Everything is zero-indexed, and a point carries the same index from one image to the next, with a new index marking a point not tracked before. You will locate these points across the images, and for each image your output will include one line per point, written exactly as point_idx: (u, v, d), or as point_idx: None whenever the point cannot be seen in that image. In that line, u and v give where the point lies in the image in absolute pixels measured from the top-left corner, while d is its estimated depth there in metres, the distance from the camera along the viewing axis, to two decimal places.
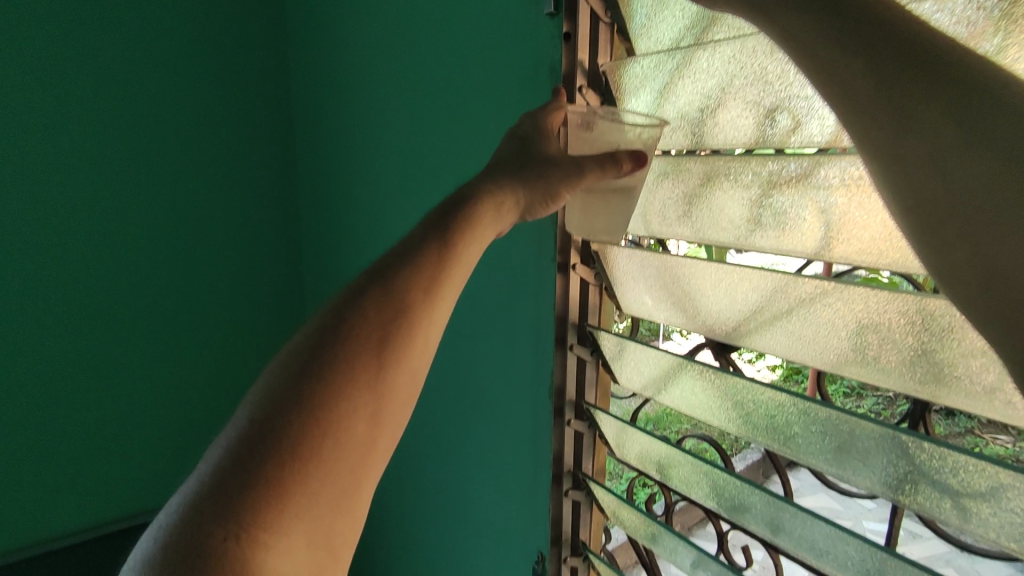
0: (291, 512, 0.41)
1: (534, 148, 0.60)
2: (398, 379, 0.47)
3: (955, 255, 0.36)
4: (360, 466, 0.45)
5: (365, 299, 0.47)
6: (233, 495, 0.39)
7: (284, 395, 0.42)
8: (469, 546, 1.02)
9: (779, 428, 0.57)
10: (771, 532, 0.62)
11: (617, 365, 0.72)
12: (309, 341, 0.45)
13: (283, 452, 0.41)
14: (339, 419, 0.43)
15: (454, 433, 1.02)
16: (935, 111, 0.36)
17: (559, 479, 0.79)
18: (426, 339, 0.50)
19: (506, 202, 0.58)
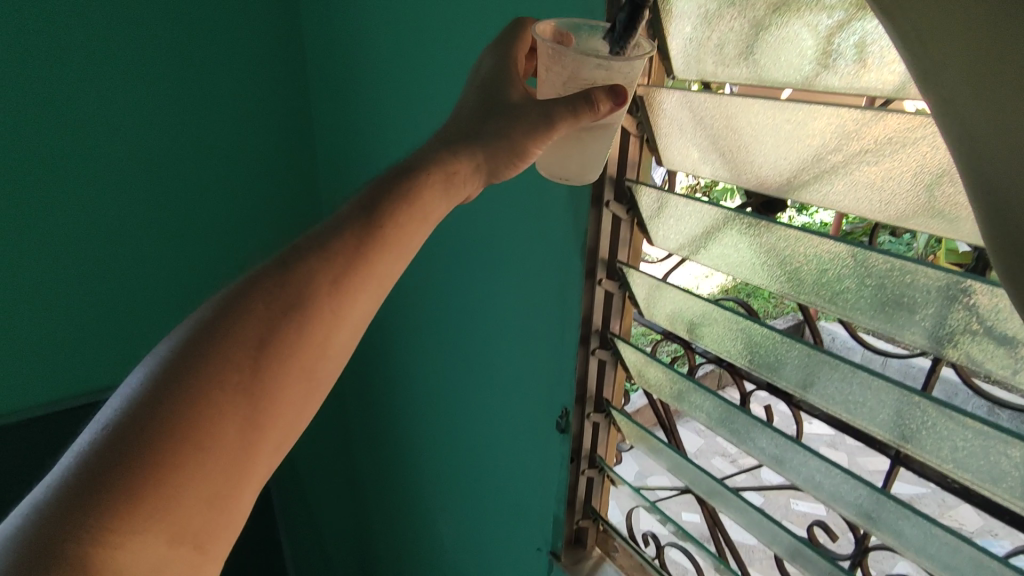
0: (166, 495, 0.45)
1: (498, 103, 0.61)
2: (288, 382, 0.51)
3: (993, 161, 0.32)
4: (245, 453, 0.49)
5: (256, 296, 0.51)
6: (105, 479, 0.43)
7: (163, 393, 0.46)
8: (494, 401, 1.03)
9: (828, 285, 0.55)
10: (801, 388, 0.62)
11: (653, 225, 0.70)
12: (196, 339, 0.49)
13: (156, 443, 0.44)
14: (210, 421, 0.47)
15: (474, 300, 1.00)
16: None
17: (587, 336, 0.80)
18: (330, 333, 0.53)
19: (460, 167, 0.60)
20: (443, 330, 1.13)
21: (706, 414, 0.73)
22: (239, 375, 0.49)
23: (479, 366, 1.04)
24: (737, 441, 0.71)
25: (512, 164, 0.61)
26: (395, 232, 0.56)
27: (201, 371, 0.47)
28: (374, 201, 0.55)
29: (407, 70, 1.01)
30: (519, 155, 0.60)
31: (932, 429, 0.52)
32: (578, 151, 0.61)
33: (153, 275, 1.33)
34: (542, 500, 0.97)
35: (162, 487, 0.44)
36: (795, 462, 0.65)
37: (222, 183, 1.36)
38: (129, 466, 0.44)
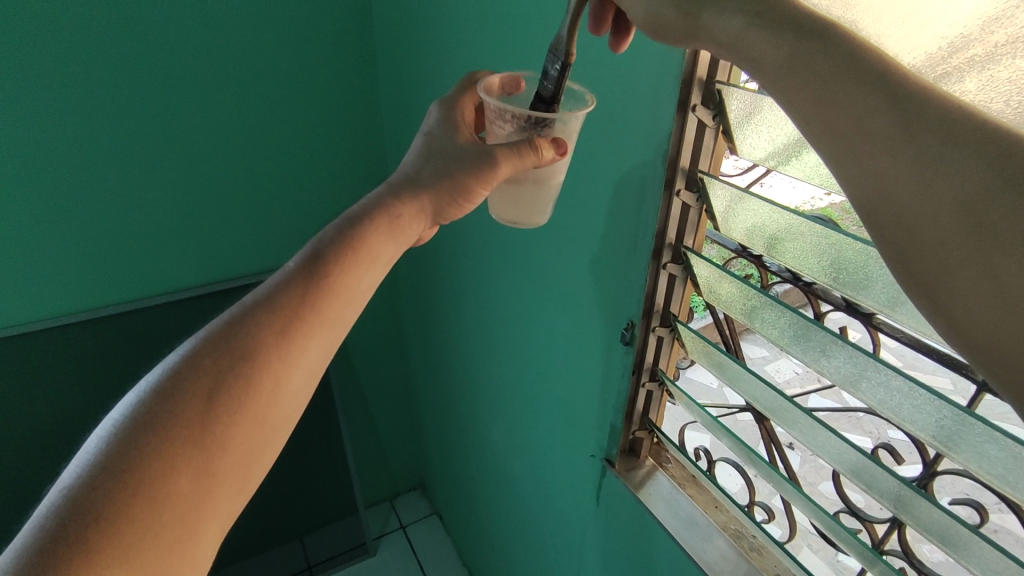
0: (128, 545, 0.44)
1: (447, 144, 0.66)
2: (240, 429, 0.52)
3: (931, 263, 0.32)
4: (197, 507, 0.49)
5: (203, 353, 0.53)
6: (69, 532, 0.42)
7: (123, 448, 0.47)
8: (548, 370, 1.05)
9: (893, 299, 0.52)
10: (845, 385, 0.60)
11: (726, 217, 0.67)
12: (152, 397, 0.50)
13: (115, 495, 0.45)
14: (166, 470, 0.47)
15: (532, 268, 1.01)
16: (885, 120, 0.33)
17: (649, 314, 0.78)
18: (275, 381, 0.55)
19: (403, 212, 0.65)
20: (500, 294, 1.15)
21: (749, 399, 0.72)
22: (188, 428, 0.50)
23: (535, 332, 1.06)
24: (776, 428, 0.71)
25: (455, 203, 0.66)
26: (340, 284, 0.60)
27: (160, 421, 0.49)
28: (316, 264, 0.59)
29: (471, 26, 0.95)
30: (460, 194, 0.65)
31: (968, 440, 0.51)
32: (525, 194, 0.67)
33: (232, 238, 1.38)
34: (589, 465, 1.00)
35: (133, 524, 0.45)
36: None
37: (294, 148, 1.35)
38: (91, 521, 0.43)
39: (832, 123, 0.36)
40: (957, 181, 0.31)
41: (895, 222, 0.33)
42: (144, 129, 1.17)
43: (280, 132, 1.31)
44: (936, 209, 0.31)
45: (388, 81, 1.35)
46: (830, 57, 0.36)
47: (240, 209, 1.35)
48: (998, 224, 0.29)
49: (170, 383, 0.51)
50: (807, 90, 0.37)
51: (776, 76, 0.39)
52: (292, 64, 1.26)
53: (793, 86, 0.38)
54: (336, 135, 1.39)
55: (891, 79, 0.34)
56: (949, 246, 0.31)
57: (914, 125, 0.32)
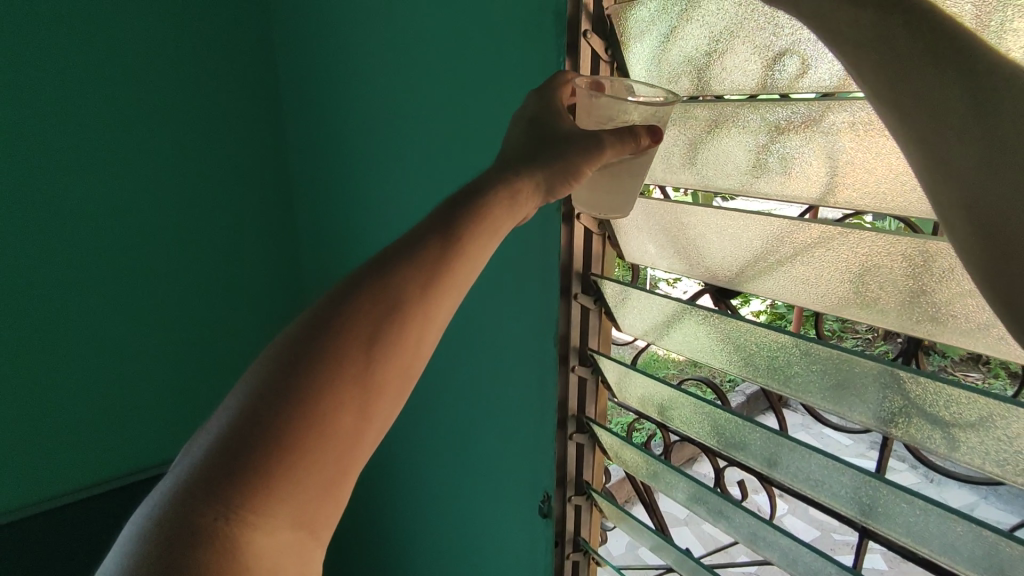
0: (281, 496, 0.43)
1: (549, 126, 0.61)
2: (389, 377, 0.48)
3: (982, 263, 0.37)
4: (347, 459, 0.47)
5: (365, 293, 0.48)
6: (230, 475, 0.42)
7: (284, 388, 0.44)
8: (473, 482, 1.06)
9: (780, 368, 0.60)
10: (767, 466, 0.65)
11: (619, 313, 0.75)
12: (304, 332, 0.47)
13: (280, 437, 0.43)
14: (327, 415, 0.45)
15: (455, 385, 1.05)
16: (982, 111, 0.35)
17: (564, 422, 0.82)
18: (422, 337, 0.50)
19: (522, 187, 0.57)
20: (426, 416, 1.18)
21: (682, 494, 0.76)
22: (352, 371, 0.46)
23: (461, 449, 1.08)
24: (714, 520, 0.73)
25: (568, 180, 0.59)
26: (477, 242, 0.54)
27: (322, 366, 0.45)
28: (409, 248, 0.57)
29: (392, 170, 1.11)
30: (571, 177, 0.59)
31: (888, 507, 0.55)
32: (616, 187, 0.61)
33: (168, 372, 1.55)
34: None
35: (259, 521, 0.42)
36: (768, 541, 0.67)
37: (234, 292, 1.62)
38: (251, 462, 0.42)
39: (925, 109, 0.37)
40: None
41: (961, 213, 0.37)
42: (123, 292, 1.44)
43: (172, 259, 1.49)
44: (1018, 192, 0.34)
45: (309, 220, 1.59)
46: (929, 37, 0.37)
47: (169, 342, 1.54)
48: None
49: (331, 322, 0.47)
50: (890, 67, 0.38)
51: (856, 43, 0.39)
52: (196, 206, 1.50)
53: (881, 54, 0.38)
54: (227, 256, 1.57)
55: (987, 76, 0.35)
56: (1018, 228, 0.35)
57: (1014, 123, 0.34)
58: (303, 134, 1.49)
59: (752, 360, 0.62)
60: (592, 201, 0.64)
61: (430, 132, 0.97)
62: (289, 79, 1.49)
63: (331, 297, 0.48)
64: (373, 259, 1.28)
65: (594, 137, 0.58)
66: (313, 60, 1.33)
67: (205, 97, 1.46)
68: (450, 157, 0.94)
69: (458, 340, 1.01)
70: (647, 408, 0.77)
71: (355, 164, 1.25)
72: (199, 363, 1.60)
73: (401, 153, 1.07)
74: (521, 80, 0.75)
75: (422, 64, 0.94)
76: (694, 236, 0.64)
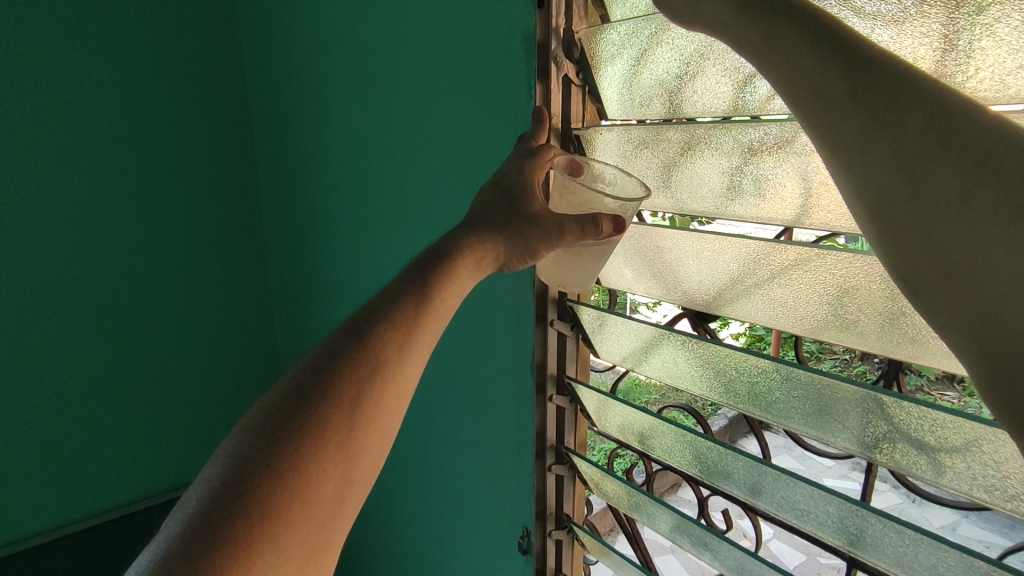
0: (262, 564, 0.42)
1: (517, 202, 0.62)
2: (371, 436, 0.49)
3: (916, 265, 0.35)
4: (328, 524, 0.46)
5: (343, 359, 0.49)
6: (208, 544, 0.40)
7: (264, 456, 0.44)
8: (451, 518, 1.02)
9: (761, 395, 0.58)
10: (752, 495, 0.63)
11: (597, 338, 0.73)
12: (286, 401, 0.47)
13: (264, 505, 0.42)
14: (311, 481, 0.45)
15: (429, 415, 1.02)
16: (894, 109, 0.35)
17: (542, 453, 0.79)
18: (400, 398, 0.51)
19: (487, 253, 0.60)
20: (398, 447, 1.13)
21: (666, 525, 0.73)
22: (336, 438, 0.47)
23: (435, 481, 1.04)
24: (699, 553, 0.71)
25: (523, 259, 0.61)
26: (444, 307, 0.56)
27: (305, 433, 0.46)
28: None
29: (364, 195, 1.07)
30: (529, 255, 0.60)
31: (876, 537, 0.54)
32: (579, 266, 0.61)
33: (133, 418, 1.41)
34: None
35: None
36: None
37: (201, 328, 1.49)
38: (233, 529, 0.41)
39: (836, 111, 0.37)
40: (966, 180, 0.33)
41: (889, 212, 0.36)
42: (86, 330, 1.31)
43: (137, 292, 1.37)
44: (970, 233, 0.33)
45: (277, 249, 1.52)
46: (830, 43, 0.37)
47: (131, 384, 1.39)
48: (996, 225, 0.32)
49: (311, 390, 0.47)
50: (796, 72, 0.38)
51: (783, 80, 0.39)
52: (160, 237, 1.38)
53: (823, 94, 0.37)
54: (193, 286, 1.46)
55: (894, 75, 0.35)
56: (979, 260, 0.32)
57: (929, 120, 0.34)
58: (270, 157, 1.42)
59: (732, 388, 0.61)
60: (558, 275, 0.64)
61: (403, 154, 0.94)
62: (256, 101, 1.43)
63: (309, 364, 0.49)
64: (344, 286, 1.24)
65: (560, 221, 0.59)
66: (281, 81, 1.28)
67: (165, 115, 1.34)
68: (423, 180, 0.91)
69: (430, 368, 0.97)
70: (626, 436, 0.75)
71: (323, 189, 1.22)
72: (164, 407, 1.46)
73: (372, 175, 1.04)
74: (494, 104, 0.74)
75: (394, 86, 0.92)
76: (669, 259, 0.63)
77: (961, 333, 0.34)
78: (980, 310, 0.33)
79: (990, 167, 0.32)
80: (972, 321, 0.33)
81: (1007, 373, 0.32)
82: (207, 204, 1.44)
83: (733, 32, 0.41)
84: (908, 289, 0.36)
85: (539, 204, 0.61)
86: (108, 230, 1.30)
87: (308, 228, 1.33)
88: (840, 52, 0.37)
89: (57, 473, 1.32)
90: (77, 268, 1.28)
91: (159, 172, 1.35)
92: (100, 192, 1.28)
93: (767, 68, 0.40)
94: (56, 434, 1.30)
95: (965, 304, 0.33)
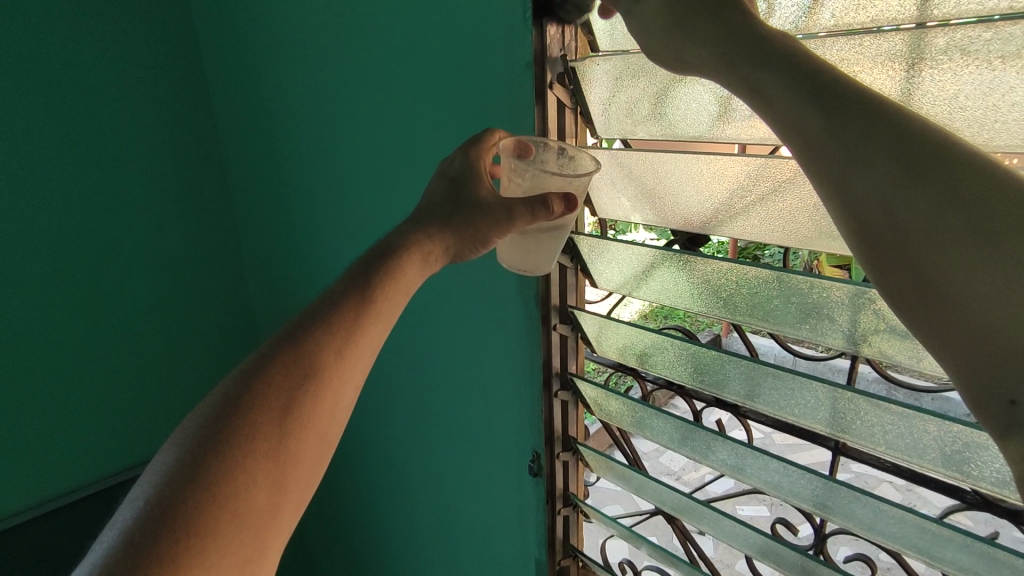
0: (219, 522, 0.49)
1: (459, 189, 0.69)
2: (325, 412, 0.57)
3: (893, 278, 0.41)
4: (278, 490, 0.54)
5: (276, 368, 0.56)
6: (140, 559, 0.45)
7: (191, 471, 0.49)
8: (453, 454, 1.07)
9: (758, 305, 0.63)
10: (748, 398, 0.69)
11: (595, 267, 0.78)
12: (230, 391, 0.54)
13: (214, 475, 0.50)
14: (240, 492, 0.51)
15: (428, 363, 1.04)
16: (882, 147, 0.41)
17: (548, 381, 0.84)
18: (336, 403, 0.59)
19: (433, 248, 0.68)
20: (397, 397, 1.16)
21: (668, 435, 0.79)
22: (276, 418, 0.54)
23: (436, 421, 1.08)
24: (700, 457, 0.77)
25: (474, 247, 0.69)
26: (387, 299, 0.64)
27: (229, 445, 0.51)
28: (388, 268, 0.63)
29: (345, 148, 1.05)
30: (480, 242, 0.68)
31: (865, 419, 0.60)
32: (536, 245, 0.68)
33: (116, 393, 1.37)
34: (522, 546, 1.00)
35: (206, 541, 0.48)
36: (755, 469, 0.72)
37: (177, 297, 1.44)
38: (159, 546, 0.46)
39: (826, 146, 0.43)
40: (944, 212, 0.39)
41: (872, 235, 0.42)
42: (58, 307, 1.25)
43: (109, 262, 1.30)
44: (944, 255, 0.39)
45: (245, 212, 1.46)
46: (823, 90, 0.43)
47: (112, 359, 1.35)
48: (968, 252, 0.38)
49: (238, 401, 0.53)
50: (792, 112, 0.44)
51: (778, 120, 0.45)
52: (124, 205, 1.31)
53: (812, 136, 0.43)
54: (166, 255, 1.40)
55: (880, 120, 0.41)
56: (955, 281, 0.38)
57: (911, 158, 0.40)
58: (233, 120, 1.35)
59: (732, 301, 0.66)
60: (517, 260, 0.70)
61: (389, 105, 0.92)
62: (210, 56, 1.34)
63: (240, 377, 0.55)
64: (325, 247, 1.21)
65: (510, 206, 0.65)
66: (241, 32, 1.20)
67: (117, 75, 1.25)
68: (409, 127, 0.91)
69: (428, 314, 1.00)
70: (624, 354, 0.80)
71: (298, 147, 1.17)
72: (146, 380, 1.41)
73: (351, 125, 1.01)
74: (484, 46, 0.74)
75: (373, 30, 0.89)
76: (663, 185, 0.67)
77: (930, 338, 0.40)
78: (954, 324, 0.39)
79: (963, 203, 0.38)
80: (945, 332, 0.39)
81: (972, 370, 0.38)
82: (170, 170, 1.37)
83: (728, 78, 0.48)
84: (889, 300, 0.42)
85: (484, 190, 0.69)
86: (68, 201, 1.23)
87: (280, 188, 1.28)
88: (810, 70, 0.44)
89: (50, 460, 1.30)
90: (46, 249, 1.22)
91: (116, 144, 1.28)
92: (62, 167, 1.21)
93: (755, 105, 0.47)
94: (39, 414, 1.26)
95: (939, 316, 0.39)
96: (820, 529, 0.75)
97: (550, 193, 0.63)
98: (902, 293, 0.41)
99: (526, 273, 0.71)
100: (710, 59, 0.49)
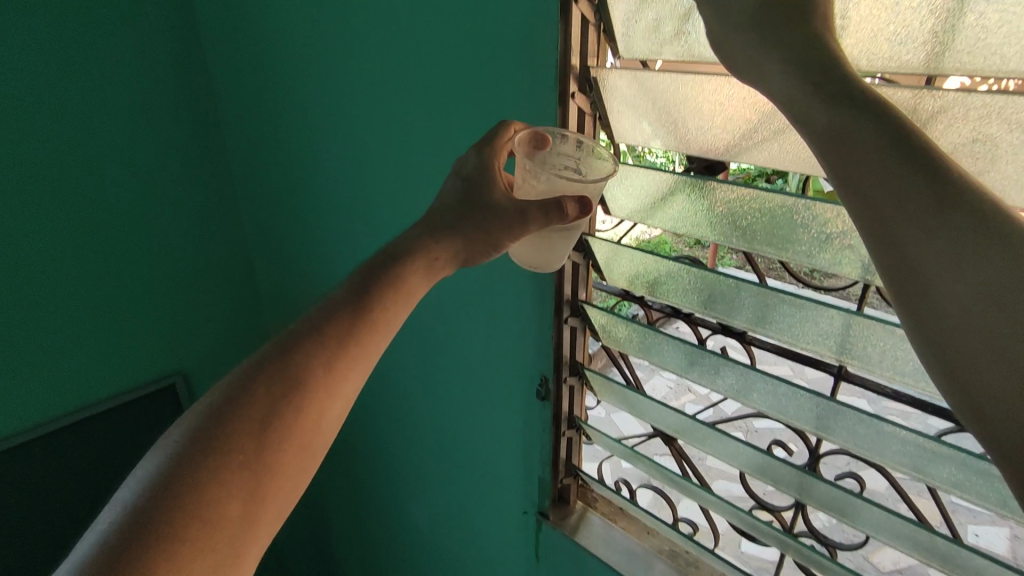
0: (207, 512, 0.50)
1: (471, 193, 0.67)
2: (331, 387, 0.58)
3: (887, 266, 0.47)
4: (270, 481, 0.54)
5: (284, 357, 0.57)
6: (127, 547, 0.46)
7: (187, 460, 0.51)
8: (458, 381, 1.09)
9: (777, 234, 0.64)
10: (758, 324, 0.71)
11: (609, 193, 0.77)
12: (237, 377, 0.56)
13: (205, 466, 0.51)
14: (229, 483, 0.52)
15: (435, 293, 1.04)
16: (892, 146, 0.45)
17: (559, 309, 0.85)
18: (341, 390, 0.59)
19: (441, 253, 0.67)
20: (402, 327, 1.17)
21: (675, 361, 0.81)
22: (275, 409, 0.55)
23: (441, 350, 1.10)
24: (706, 381, 0.79)
25: (485, 252, 0.68)
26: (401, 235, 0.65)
27: (225, 435, 0.53)
28: None
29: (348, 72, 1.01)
30: (492, 247, 0.67)
31: (875, 345, 0.62)
32: (549, 245, 0.67)
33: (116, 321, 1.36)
34: (525, 468, 1.04)
35: (193, 529, 0.49)
36: (760, 394, 0.74)
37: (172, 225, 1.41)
38: (147, 535, 0.47)
39: (843, 139, 0.46)
40: (937, 210, 0.44)
41: (873, 226, 0.47)
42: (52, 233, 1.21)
43: (101, 187, 1.26)
44: (933, 250, 0.44)
45: (236, 138, 1.41)
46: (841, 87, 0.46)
47: (111, 287, 1.33)
48: (952, 248, 0.43)
49: (242, 392, 0.55)
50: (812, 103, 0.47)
51: (795, 109, 0.48)
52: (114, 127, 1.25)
53: (830, 128, 0.46)
54: (159, 181, 1.35)
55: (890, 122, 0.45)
56: (938, 273, 0.44)
57: (914, 159, 0.44)
58: (223, 39, 1.28)
59: (750, 231, 0.66)
60: (529, 258, 0.70)
61: (397, 26, 0.88)
62: None
63: (249, 366, 0.56)
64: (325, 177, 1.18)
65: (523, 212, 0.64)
66: None
67: None
68: (418, 50, 0.87)
69: None
70: (635, 281, 0.80)
71: (297, 71, 1.12)
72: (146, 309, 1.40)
73: (355, 48, 0.97)
74: None
75: None
76: (686, 108, 0.65)
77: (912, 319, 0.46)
78: (936, 309, 0.44)
79: (953, 205, 0.43)
80: (926, 317, 0.45)
81: (946, 351, 0.44)
82: (159, 92, 1.31)
83: (750, 61, 0.49)
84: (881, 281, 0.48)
85: (496, 194, 0.67)
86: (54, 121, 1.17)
87: (277, 115, 1.24)
88: (836, 66, 0.47)
89: (54, 391, 1.29)
90: (36, 171, 1.17)
91: (102, 65, 1.21)
92: (47, 84, 1.15)
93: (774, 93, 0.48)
94: (41, 341, 1.25)
95: (924, 300, 0.45)
96: (815, 450, 0.79)
97: (564, 197, 0.61)
98: (892, 277, 0.47)
99: (538, 269, 0.71)
100: (736, 37, 0.49)
